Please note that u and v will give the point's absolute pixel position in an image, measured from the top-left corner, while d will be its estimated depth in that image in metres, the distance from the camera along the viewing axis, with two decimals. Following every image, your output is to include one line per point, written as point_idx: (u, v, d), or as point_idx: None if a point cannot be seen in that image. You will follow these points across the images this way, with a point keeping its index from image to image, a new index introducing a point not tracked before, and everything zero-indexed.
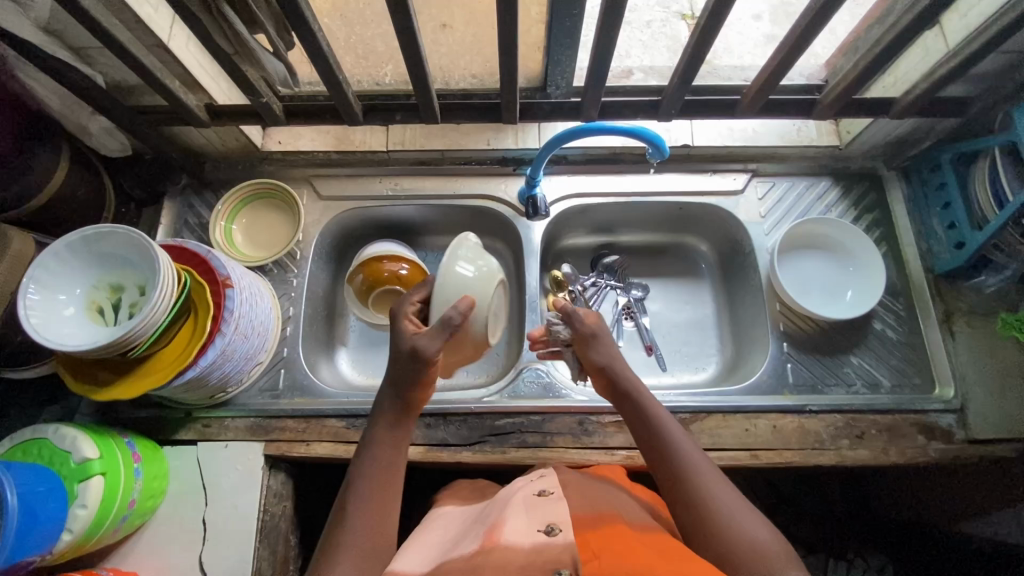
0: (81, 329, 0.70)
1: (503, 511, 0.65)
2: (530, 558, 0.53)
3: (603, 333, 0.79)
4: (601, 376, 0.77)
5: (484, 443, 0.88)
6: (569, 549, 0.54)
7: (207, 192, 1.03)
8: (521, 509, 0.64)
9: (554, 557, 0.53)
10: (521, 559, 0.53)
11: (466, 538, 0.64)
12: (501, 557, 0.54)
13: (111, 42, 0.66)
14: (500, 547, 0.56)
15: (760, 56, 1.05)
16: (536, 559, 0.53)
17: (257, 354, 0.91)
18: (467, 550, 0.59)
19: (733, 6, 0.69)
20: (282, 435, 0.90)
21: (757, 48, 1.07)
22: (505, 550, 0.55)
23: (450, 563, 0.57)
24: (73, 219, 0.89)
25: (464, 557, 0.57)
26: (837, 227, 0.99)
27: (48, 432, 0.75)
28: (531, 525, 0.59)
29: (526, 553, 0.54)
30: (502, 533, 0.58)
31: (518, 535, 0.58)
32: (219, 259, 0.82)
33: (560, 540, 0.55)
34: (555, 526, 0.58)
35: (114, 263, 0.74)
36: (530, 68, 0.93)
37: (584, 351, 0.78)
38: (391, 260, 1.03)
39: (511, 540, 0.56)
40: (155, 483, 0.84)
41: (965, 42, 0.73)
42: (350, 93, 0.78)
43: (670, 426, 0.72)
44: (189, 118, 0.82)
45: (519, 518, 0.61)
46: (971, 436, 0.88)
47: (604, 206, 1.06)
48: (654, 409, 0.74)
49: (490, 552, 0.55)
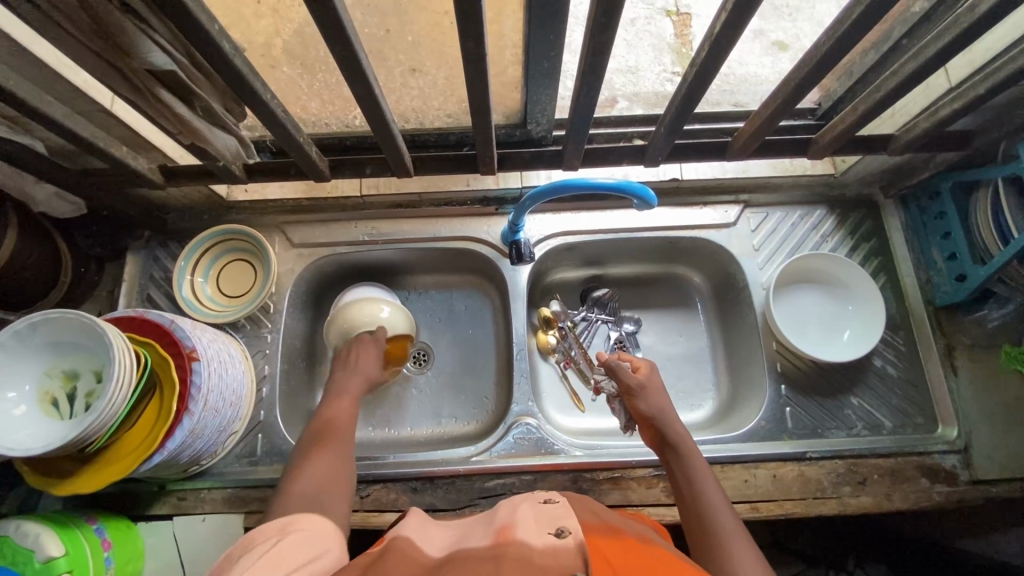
0: (35, 428, 0.65)
1: (511, 512, 0.59)
2: (543, 560, 0.46)
3: (651, 385, 0.80)
4: (649, 427, 0.78)
5: (474, 506, 0.85)
6: (584, 553, 0.47)
7: (172, 243, 0.98)
8: (530, 512, 0.58)
9: (565, 560, 0.46)
10: (536, 558, 0.47)
11: (474, 534, 0.57)
12: (517, 553, 0.48)
13: (44, 119, 0.60)
14: (514, 544, 0.50)
15: (746, 51, 1.00)
16: (551, 562, 0.46)
17: (230, 424, 0.85)
18: (478, 544, 0.52)
19: (722, 66, 0.63)
20: (262, 506, 0.85)
21: (745, 44, 1.01)
22: (520, 547, 0.48)
23: (461, 556, 0.50)
24: (25, 289, 0.83)
25: (476, 551, 0.50)
26: (833, 261, 0.95)
27: (8, 529, 0.70)
28: (541, 529, 0.53)
29: (540, 553, 0.47)
30: (516, 533, 0.53)
31: (532, 536, 0.51)
32: (182, 330, 0.77)
33: (572, 543, 0.49)
34: (566, 530, 0.52)
35: (66, 349, 0.69)
36: (508, 105, 0.85)
37: (632, 402, 0.79)
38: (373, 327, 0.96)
39: (524, 540, 0.50)
40: (129, 566, 0.80)
41: (971, 82, 0.69)
42: (313, 152, 0.73)
43: (711, 488, 0.68)
44: (141, 181, 0.77)
45: (531, 521, 0.55)
46: (975, 477, 0.86)
47: (594, 243, 1.01)
48: (696, 467, 0.71)
49: (505, 548, 0.49)
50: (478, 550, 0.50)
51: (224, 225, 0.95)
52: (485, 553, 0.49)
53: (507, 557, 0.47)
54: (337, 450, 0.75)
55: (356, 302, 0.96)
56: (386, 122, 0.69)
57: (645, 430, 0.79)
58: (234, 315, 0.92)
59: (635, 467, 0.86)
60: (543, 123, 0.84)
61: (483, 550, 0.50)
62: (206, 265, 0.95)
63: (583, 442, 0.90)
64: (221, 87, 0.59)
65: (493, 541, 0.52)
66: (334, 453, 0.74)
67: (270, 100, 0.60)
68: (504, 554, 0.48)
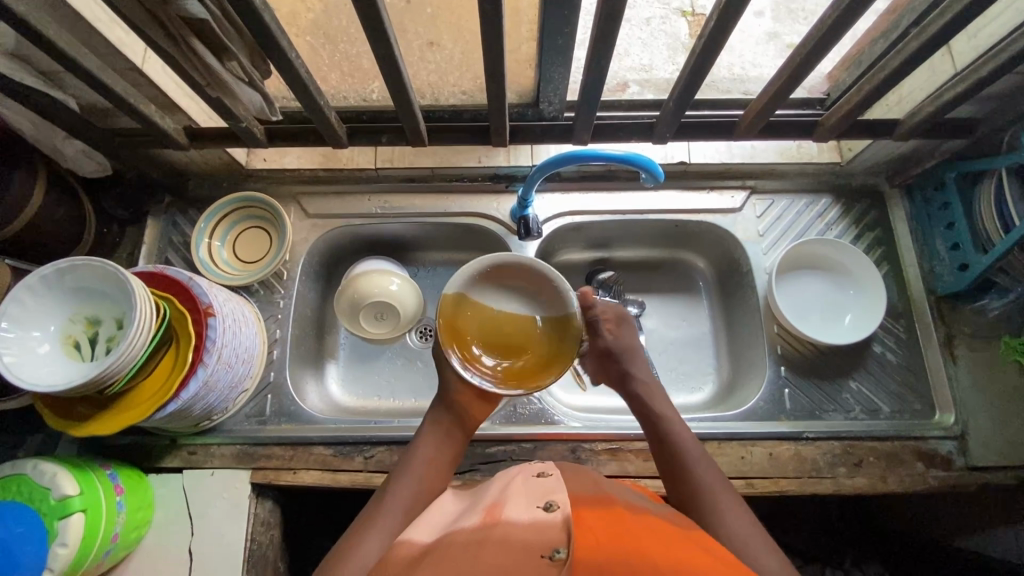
0: (58, 367, 0.68)
1: (505, 487, 0.64)
2: (530, 536, 0.51)
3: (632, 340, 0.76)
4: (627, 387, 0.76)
5: (474, 471, 0.87)
6: (568, 528, 0.51)
7: (191, 210, 1.00)
8: (523, 486, 0.62)
9: (551, 537, 0.51)
10: (521, 536, 0.51)
11: (468, 508, 0.62)
12: (503, 533, 0.52)
13: (78, 69, 0.63)
14: (501, 523, 0.54)
15: (760, 53, 1.01)
16: (534, 537, 0.51)
17: (241, 382, 0.88)
18: (468, 523, 0.57)
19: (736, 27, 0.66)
20: (269, 463, 0.88)
21: (759, 46, 1.02)
22: (505, 527, 0.53)
23: (452, 536, 0.55)
24: (50, 243, 0.86)
25: (465, 532, 0.55)
26: (833, 247, 0.96)
27: (26, 468, 0.73)
28: (531, 503, 0.57)
29: (526, 529, 0.52)
30: (503, 510, 0.57)
31: (520, 511, 0.56)
32: (199, 286, 0.79)
33: (558, 517, 0.53)
34: (554, 504, 0.56)
35: (90, 295, 0.72)
36: (521, 83, 0.87)
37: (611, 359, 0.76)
38: (548, 294, 0.75)
39: (511, 517, 0.55)
40: (140, 513, 0.83)
41: (975, 65, 0.72)
42: (332, 116, 0.76)
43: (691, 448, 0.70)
44: (167, 141, 0.80)
45: (521, 496, 0.60)
46: (971, 463, 0.86)
47: (600, 224, 1.03)
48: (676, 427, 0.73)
49: (491, 529, 0.53)
50: (469, 529, 0.55)
51: (244, 192, 0.98)
52: (475, 534, 0.54)
53: (494, 539, 0.51)
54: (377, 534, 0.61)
55: (370, 273, 1.00)
56: (403, 88, 0.72)
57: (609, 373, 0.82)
58: (247, 279, 0.95)
59: (633, 440, 0.88)
60: (555, 102, 0.86)
61: (473, 529, 0.55)
62: (224, 230, 0.98)
63: (583, 416, 0.92)
64: (250, 43, 0.62)
65: (483, 520, 0.56)
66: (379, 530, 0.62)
67: (294, 59, 0.63)
68: (492, 534, 0.52)
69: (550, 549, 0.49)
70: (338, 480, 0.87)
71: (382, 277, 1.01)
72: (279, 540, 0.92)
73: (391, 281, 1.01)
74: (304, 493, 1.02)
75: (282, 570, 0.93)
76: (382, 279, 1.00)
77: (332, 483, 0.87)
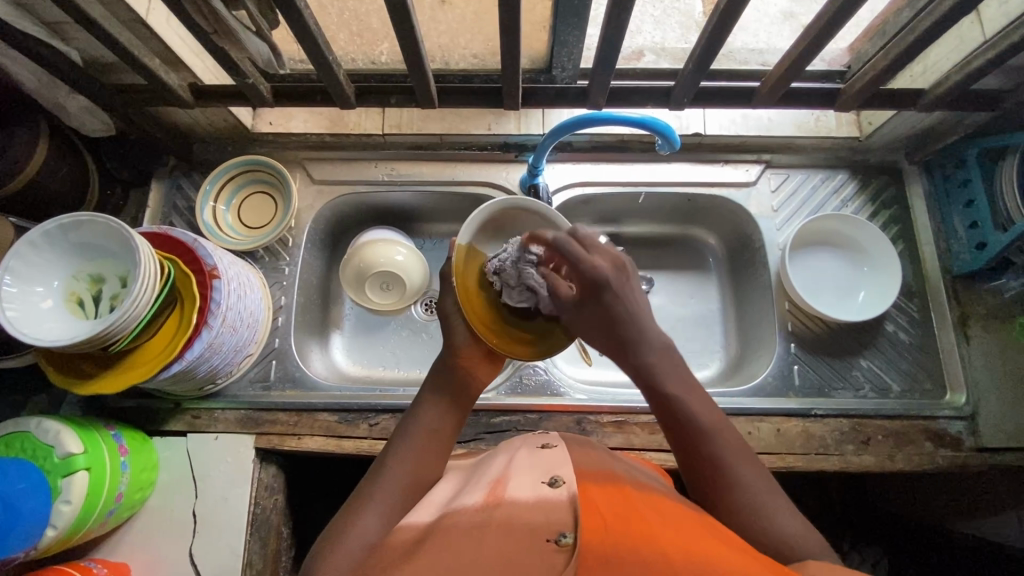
0: (61, 323, 0.68)
1: (510, 460, 0.63)
2: (537, 517, 0.50)
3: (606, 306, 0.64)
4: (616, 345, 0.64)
5: (479, 440, 0.86)
6: (574, 508, 0.50)
7: (196, 173, 0.99)
8: (526, 461, 0.61)
9: (557, 518, 0.50)
10: (526, 517, 0.50)
11: (469, 485, 0.61)
12: (508, 515, 0.51)
13: (81, 15, 0.62)
14: (505, 501, 0.53)
15: (774, 33, 0.94)
16: (539, 520, 0.50)
17: (246, 346, 0.87)
18: (471, 501, 0.56)
19: None
20: (273, 428, 0.88)
21: (774, 27, 0.95)
22: (510, 507, 0.52)
23: (455, 515, 0.54)
24: (53, 202, 0.85)
25: (470, 511, 0.54)
26: (846, 222, 0.95)
27: (29, 425, 0.72)
28: (536, 479, 0.56)
29: (532, 509, 0.51)
30: (507, 488, 0.56)
31: (525, 489, 0.55)
32: (204, 248, 0.78)
33: (565, 495, 0.52)
34: (560, 479, 0.55)
35: (94, 253, 0.71)
36: (535, 48, 0.85)
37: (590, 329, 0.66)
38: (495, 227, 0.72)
39: (515, 494, 0.54)
40: (144, 475, 0.83)
41: (1005, 32, 0.70)
42: (341, 75, 0.74)
43: (720, 432, 0.60)
44: (171, 98, 0.79)
45: (525, 471, 0.59)
46: (980, 444, 0.86)
47: (610, 196, 1.01)
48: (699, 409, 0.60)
49: (495, 510, 0.52)
50: (473, 509, 0.54)
51: (250, 156, 0.96)
52: (479, 514, 0.52)
53: (496, 523, 0.51)
54: (378, 507, 0.57)
55: (374, 242, 0.99)
56: (415, 48, 0.70)
57: (600, 334, 0.65)
58: (252, 245, 0.94)
59: (640, 413, 0.87)
60: (569, 68, 0.82)
61: (476, 509, 0.54)
62: (229, 194, 0.97)
63: (587, 388, 0.92)
64: None
65: (487, 497, 0.55)
66: (379, 499, 0.58)
67: (303, 8, 0.61)
68: (494, 516, 0.52)
69: (557, 533, 0.48)
70: (342, 447, 0.87)
71: (386, 247, 0.99)
72: (283, 504, 0.92)
73: (395, 251, 1.00)
74: (307, 460, 1.02)
75: (286, 535, 0.93)
76: (387, 248, 0.99)
77: (336, 450, 0.86)
